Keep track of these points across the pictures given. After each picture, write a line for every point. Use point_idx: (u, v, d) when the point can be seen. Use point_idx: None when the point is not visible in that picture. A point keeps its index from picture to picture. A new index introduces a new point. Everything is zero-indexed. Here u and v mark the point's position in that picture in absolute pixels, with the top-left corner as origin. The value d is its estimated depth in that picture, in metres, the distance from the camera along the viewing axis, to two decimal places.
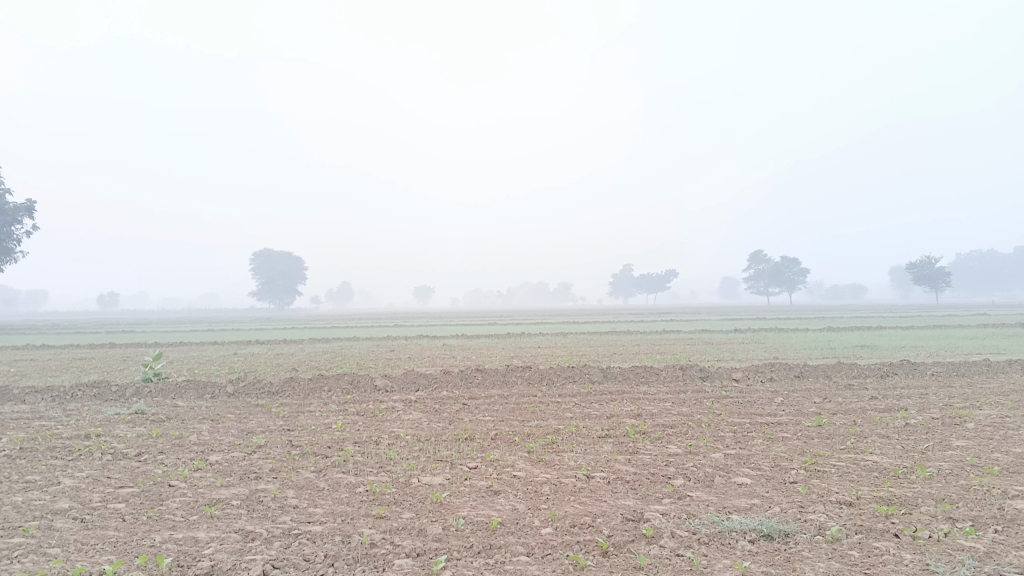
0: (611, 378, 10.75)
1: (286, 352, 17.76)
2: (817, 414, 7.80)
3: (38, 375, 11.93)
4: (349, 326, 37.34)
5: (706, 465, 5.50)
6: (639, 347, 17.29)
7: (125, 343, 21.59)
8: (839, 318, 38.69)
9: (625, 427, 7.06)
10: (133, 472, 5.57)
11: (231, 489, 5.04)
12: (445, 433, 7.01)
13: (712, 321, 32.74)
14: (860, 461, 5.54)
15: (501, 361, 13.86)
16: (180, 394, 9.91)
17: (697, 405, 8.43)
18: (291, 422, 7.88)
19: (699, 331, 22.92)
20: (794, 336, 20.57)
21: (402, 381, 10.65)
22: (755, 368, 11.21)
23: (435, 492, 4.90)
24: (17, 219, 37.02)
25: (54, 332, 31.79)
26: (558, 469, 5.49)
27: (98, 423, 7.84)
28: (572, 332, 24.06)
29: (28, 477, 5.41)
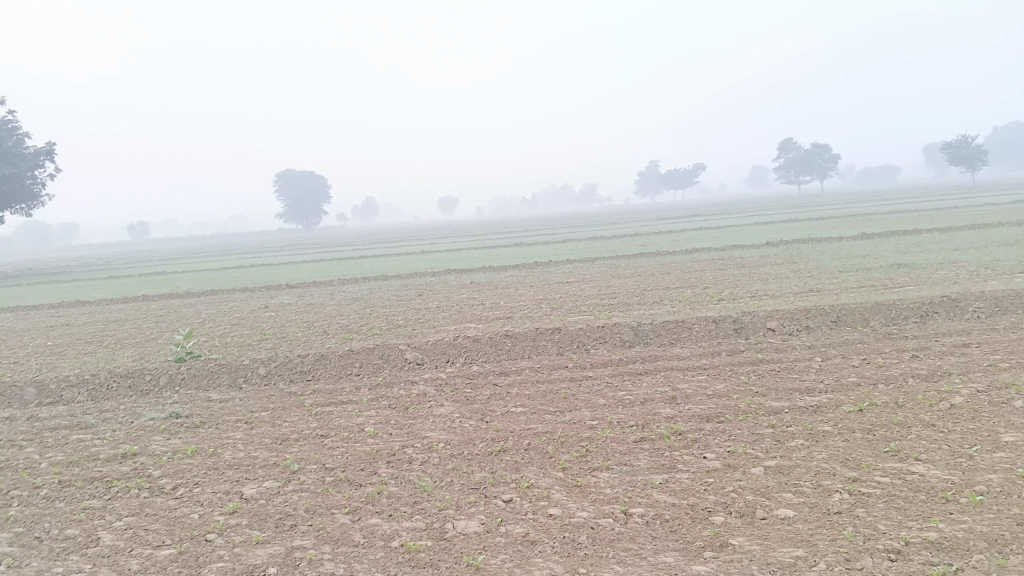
0: (643, 338, 10.54)
1: (314, 299, 17.65)
2: (857, 387, 7.58)
3: (70, 355, 11.93)
4: (375, 249, 37.17)
5: (745, 491, 5.39)
6: (669, 276, 16.96)
7: (154, 291, 21.59)
8: (871, 209, 37.74)
9: (661, 424, 6.91)
10: (171, 521, 5.51)
11: (267, 549, 5.01)
12: (478, 439, 6.93)
13: (741, 225, 32.08)
14: (906, 478, 5.36)
15: (529, 309, 13.66)
16: (212, 379, 9.86)
17: (733, 378, 8.24)
18: (324, 422, 7.82)
19: (729, 247, 22.43)
20: (827, 248, 20.05)
21: (432, 352, 10.53)
22: (790, 314, 10.92)
23: (472, 549, 4.86)
24: (38, 162, 36.86)
25: (85, 273, 31.94)
26: (595, 502, 5.41)
27: (135, 433, 7.75)
28: (600, 254, 23.67)
29: (67, 532, 5.42)
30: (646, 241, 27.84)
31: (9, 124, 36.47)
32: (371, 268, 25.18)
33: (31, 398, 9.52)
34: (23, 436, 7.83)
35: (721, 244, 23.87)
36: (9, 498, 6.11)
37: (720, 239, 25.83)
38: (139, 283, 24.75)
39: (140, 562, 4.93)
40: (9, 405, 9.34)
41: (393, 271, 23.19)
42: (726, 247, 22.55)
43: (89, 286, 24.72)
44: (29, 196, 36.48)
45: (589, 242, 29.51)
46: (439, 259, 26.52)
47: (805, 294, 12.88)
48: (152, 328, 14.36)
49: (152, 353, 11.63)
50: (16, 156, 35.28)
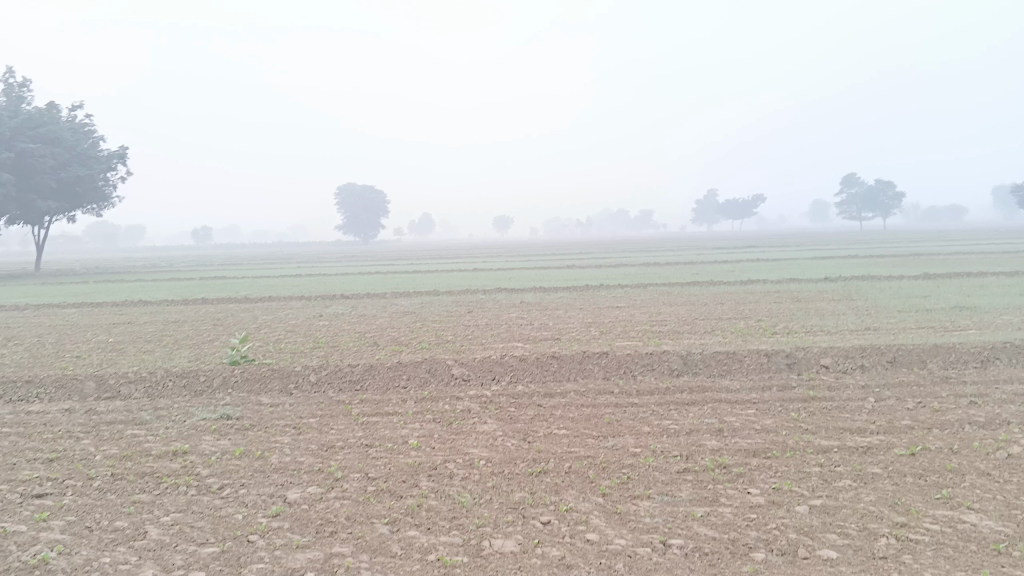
0: (692, 367, 10.44)
1: (365, 311, 17.85)
2: (911, 431, 7.39)
3: (129, 352, 12.29)
4: (431, 264, 37.50)
5: (789, 529, 5.29)
6: (721, 306, 16.80)
7: (213, 295, 22.11)
8: (934, 249, 36.77)
9: (706, 455, 6.83)
10: (216, 520, 5.63)
11: (307, 554, 5.10)
12: (519, 458, 6.94)
13: (798, 259, 31.58)
14: (956, 527, 5.21)
15: (577, 332, 13.65)
16: (264, 384, 10.07)
17: (781, 414, 8.10)
18: (369, 432, 7.91)
19: (785, 280, 22.04)
20: (887, 287, 19.58)
21: (479, 369, 10.58)
22: (845, 352, 10.71)
23: (508, 568, 4.87)
24: (111, 165, 38.35)
25: (149, 274, 32.84)
26: (634, 531, 5.36)
27: (186, 432, 7.94)
28: (653, 281, 23.46)
29: (116, 523, 5.57)
30: (699, 270, 27.52)
31: (86, 127, 37.96)
32: (423, 283, 25.39)
33: (90, 391, 9.80)
34: (80, 428, 8.09)
35: (777, 276, 23.52)
36: (64, 487, 6.31)
37: (776, 271, 25.44)
38: (198, 286, 25.32)
39: (183, 557, 5.05)
40: (69, 396, 9.64)
41: (445, 287, 23.40)
42: (783, 280, 22.20)
43: (151, 287, 25.41)
44: (101, 198, 37.81)
45: (643, 268, 29.37)
46: (491, 278, 26.63)
47: (862, 332, 12.60)
48: (209, 331, 14.71)
49: (206, 355, 11.91)
50: (90, 159, 36.71)
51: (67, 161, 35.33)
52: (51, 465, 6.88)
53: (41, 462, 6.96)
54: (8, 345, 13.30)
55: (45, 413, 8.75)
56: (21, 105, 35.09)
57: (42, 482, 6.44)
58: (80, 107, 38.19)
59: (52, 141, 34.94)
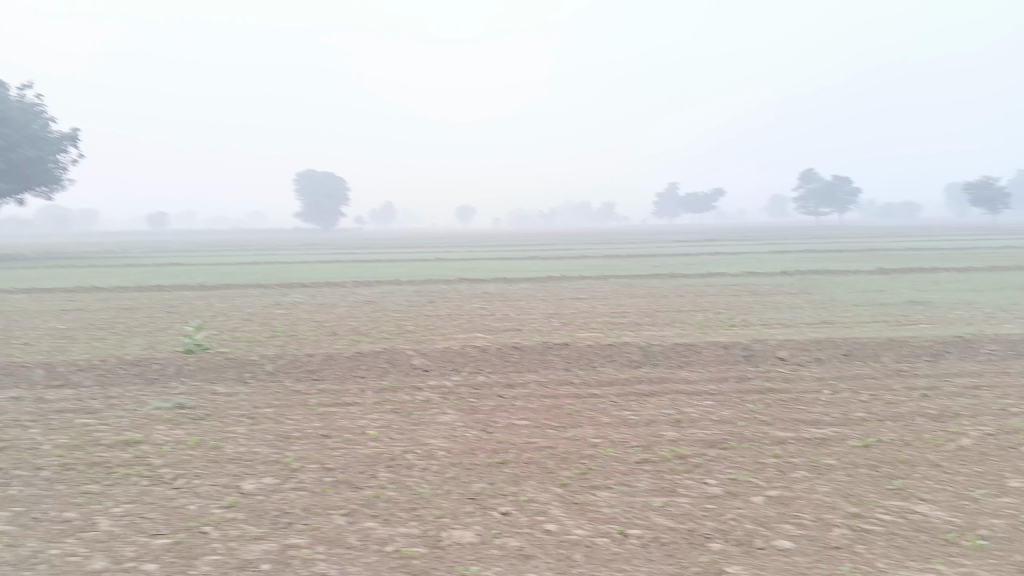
0: (652, 358, 10.51)
1: (325, 300, 17.67)
2: (864, 423, 7.52)
3: (80, 339, 12.00)
4: (392, 254, 37.21)
5: (745, 520, 5.34)
6: (682, 299, 16.92)
7: (169, 282, 21.70)
8: (888, 245, 37.45)
9: (664, 446, 6.87)
10: (168, 511, 5.51)
11: (263, 545, 5.02)
12: (479, 449, 6.91)
13: (758, 253, 31.95)
14: (908, 517, 5.31)
15: (538, 323, 13.65)
16: (220, 372, 9.90)
17: (739, 405, 8.19)
18: (327, 422, 7.82)
19: (744, 274, 22.30)
20: (843, 282, 19.90)
21: (439, 359, 10.52)
22: (802, 345, 10.86)
23: (466, 559, 4.84)
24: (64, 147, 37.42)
25: (103, 260, 32.17)
26: (593, 521, 5.37)
27: (139, 421, 7.77)
28: (615, 272, 23.57)
29: (64, 514, 5.43)
30: (659, 263, 27.73)
31: (37, 108, 36.92)
32: (383, 272, 25.20)
33: (39, 379, 9.56)
34: (28, 417, 7.88)
35: (737, 270, 23.77)
36: (10, 477, 6.13)
37: (736, 265, 25.70)
38: (154, 273, 24.86)
39: (134, 549, 4.93)
40: (17, 384, 9.39)
41: (406, 276, 23.23)
42: (743, 274, 22.45)
43: (105, 273, 24.88)
44: (52, 180, 36.85)
45: (604, 260, 29.47)
46: (453, 268, 26.51)
47: (818, 325, 12.79)
48: (164, 318, 14.43)
49: (161, 342, 11.69)
50: (42, 140, 35.74)
51: (17, 143, 34.39)
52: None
53: None
54: None
55: None
56: None
57: None
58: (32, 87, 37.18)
59: (1, 121, 34.00)
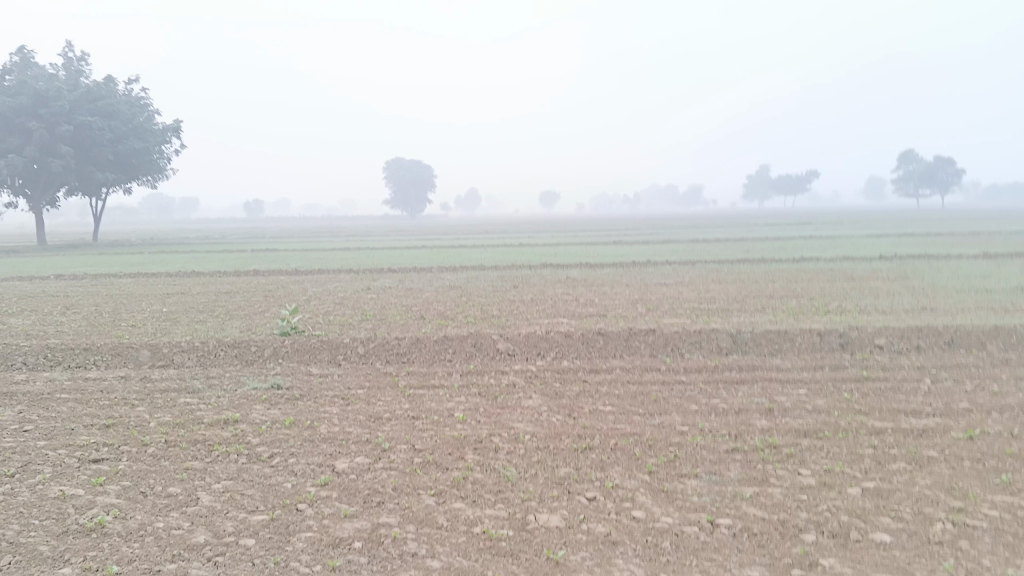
0: (741, 345, 10.29)
1: (412, 285, 17.94)
2: (969, 414, 7.18)
3: (182, 322, 12.54)
4: (478, 239, 37.44)
5: (840, 512, 5.18)
6: (772, 284, 16.48)
7: (263, 267, 22.40)
8: (993, 228, 35.53)
9: (755, 435, 6.72)
10: (266, 488, 5.72)
11: (355, 523, 5.16)
12: (565, 434, 6.91)
13: (853, 237, 30.82)
14: (1017, 513, 5.06)
15: (624, 308, 13.55)
16: (313, 355, 10.19)
17: (834, 394, 7.95)
18: (415, 404, 7.95)
19: (839, 259, 21.55)
20: (946, 267, 19.01)
21: (524, 344, 10.56)
22: (901, 332, 10.43)
23: (553, 543, 4.86)
24: (165, 138, 39.06)
25: (202, 246, 33.44)
26: (681, 509, 5.31)
27: (237, 401, 8.08)
28: (703, 257, 23.11)
29: (168, 489, 5.70)
30: (750, 247, 27.07)
31: (141, 100, 38.64)
32: (469, 258, 25.38)
33: (145, 359, 10.04)
34: (135, 395, 8.29)
35: (831, 255, 22.99)
36: (120, 452, 6.47)
37: (830, 249, 24.86)
38: (250, 259, 25.72)
39: (234, 523, 5.14)
40: (125, 364, 9.89)
41: (491, 262, 23.39)
42: (837, 258, 21.70)
43: (205, 258, 25.89)
44: (156, 169, 38.53)
45: (692, 245, 28.94)
46: (538, 253, 26.54)
47: (917, 312, 12.28)
48: (260, 302, 14.94)
49: (257, 325, 12.11)
50: (145, 131, 37.38)
51: (124, 134, 36.03)
52: (108, 431, 7.06)
53: (99, 428, 7.15)
54: (67, 313, 13.67)
55: (102, 380, 8.98)
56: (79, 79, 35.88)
57: (99, 447, 6.61)
58: (137, 81, 38.91)
59: (109, 114, 35.68)
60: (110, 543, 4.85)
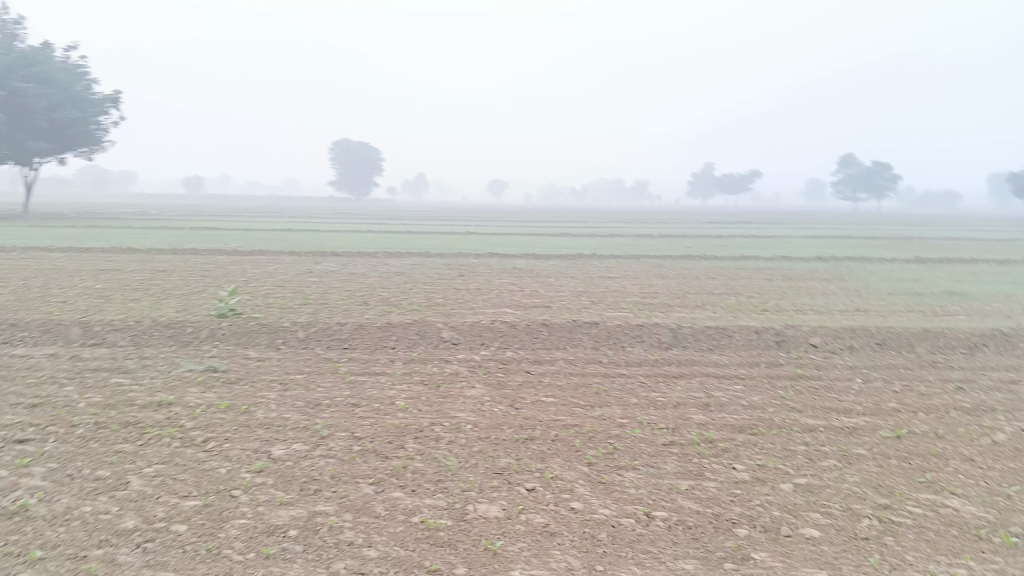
0: (681, 340, 10.44)
1: (356, 269, 17.73)
2: (897, 414, 7.42)
3: (116, 300, 12.17)
4: (424, 226, 37.20)
5: (772, 507, 5.30)
6: (713, 281, 16.75)
7: (203, 246, 21.87)
8: (926, 233, 36.63)
9: (692, 430, 6.83)
10: (199, 473, 5.60)
11: (290, 510, 5.08)
12: (506, 424, 6.92)
13: (792, 237, 31.50)
14: (939, 511, 5.24)
15: (568, 300, 13.61)
16: (252, 338, 10.01)
17: (770, 391, 8.12)
18: (356, 391, 7.87)
19: (779, 258, 22.00)
20: (879, 270, 19.57)
21: (468, 333, 10.52)
22: (835, 332, 10.70)
23: (491, 533, 4.86)
24: (104, 109, 37.87)
25: (138, 222, 32.45)
26: (618, 501, 5.36)
27: (172, 383, 7.88)
28: (647, 252, 23.38)
29: (97, 472, 5.53)
30: (693, 244, 27.48)
31: (79, 69, 37.37)
32: (414, 244, 25.17)
33: (76, 337, 9.72)
34: (64, 374, 8.03)
35: (771, 254, 23.47)
36: (46, 433, 6.26)
37: (770, 249, 25.39)
38: (188, 237, 25.08)
39: (165, 509, 5.01)
40: (54, 342, 9.56)
41: (437, 249, 23.25)
42: (777, 258, 22.14)
43: (140, 235, 25.14)
44: (93, 142, 37.29)
45: (637, 240, 29.21)
46: (484, 242, 26.46)
47: (851, 313, 12.61)
48: (198, 282, 14.59)
49: (195, 306, 11.81)
50: (83, 101, 36.15)
51: (59, 103, 34.79)
52: (34, 410, 6.83)
53: (24, 407, 6.91)
54: None
55: (29, 357, 8.67)
56: (13, 44, 34.56)
57: (24, 427, 6.38)
58: (74, 48, 37.53)
59: (44, 81, 34.43)
60: (33, 527, 4.69)
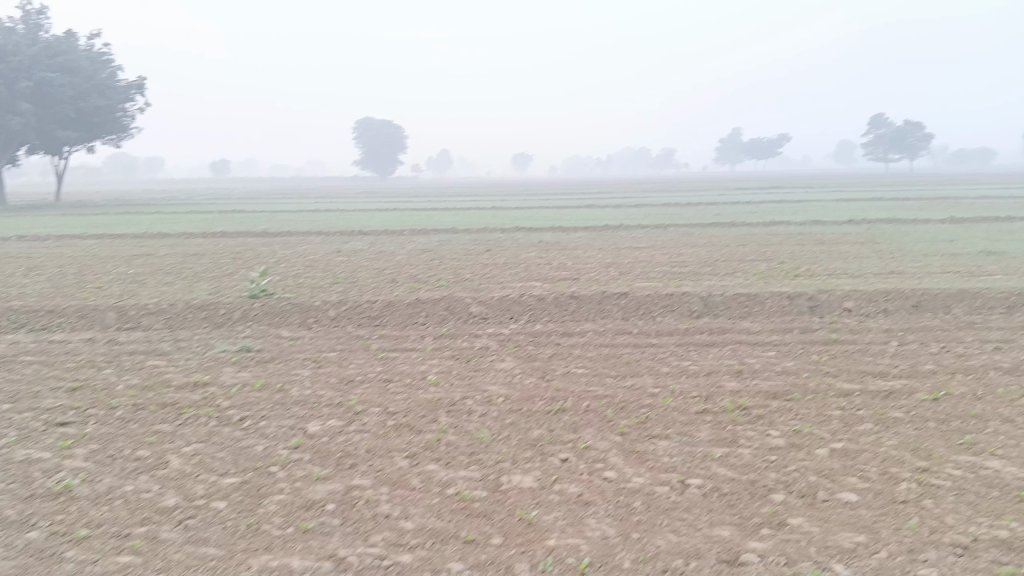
0: (712, 309, 10.36)
1: (383, 248, 17.79)
2: (933, 376, 7.31)
3: (149, 284, 12.34)
4: (450, 202, 37.16)
5: (808, 472, 5.26)
6: (743, 248, 16.58)
7: (232, 229, 22.05)
8: (961, 192, 35.93)
9: (725, 397, 6.79)
10: (236, 450, 5.68)
11: (326, 485, 5.14)
12: (537, 396, 6.93)
13: (823, 201, 31.05)
14: (979, 472, 5.17)
15: (597, 272, 13.56)
16: (284, 318, 10.10)
17: (803, 356, 8.04)
18: (388, 367, 7.93)
19: (809, 223, 21.71)
20: (913, 231, 19.24)
21: (497, 307, 10.53)
22: (868, 295, 10.55)
23: (526, 504, 4.88)
24: (130, 96, 38.17)
25: (168, 207, 32.78)
26: (652, 470, 5.36)
27: (206, 364, 7.99)
28: (675, 221, 23.20)
29: (137, 453, 5.62)
30: (721, 211, 27.20)
31: (104, 57, 37.68)
32: (439, 221, 25.18)
33: (112, 322, 9.88)
34: (102, 358, 8.17)
35: (801, 218, 23.16)
36: (87, 416, 6.38)
37: (799, 214, 25.05)
38: (218, 220, 25.29)
39: (205, 487, 5.10)
40: (91, 327, 9.72)
41: (463, 225, 23.24)
42: (807, 222, 21.85)
43: (170, 220, 25.41)
44: (120, 129, 37.63)
45: (665, 209, 28.94)
46: (511, 216, 26.39)
47: (885, 276, 12.43)
48: (229, 264, 14.72)
49: (226, 288, 11.93)
50: (108, 89, 36.45)
51: (86, 92, 35.13)
52: (74, 394, 6.95)
53: (65, 391, 7.05)
54: (29, 275, 13.38)
55: (68, 342, 8.83)
56: (38, 34, 34.90)
57: (65, 410, 6.51)
58: (98, 36, 37.80)
59: (70, 70, 34.77)
60: (78, 507, 4.79)
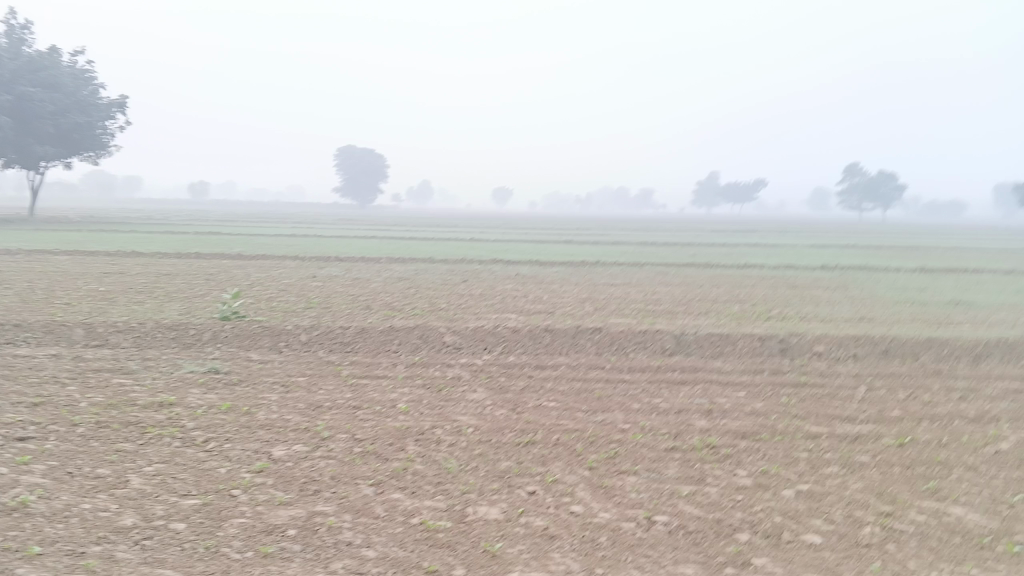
0: (684, 347, 10.42)
1: (359, 274, 17.73)
2: (900, 421, 7.38)
3: (120, 302, 12.19)
4: (429, 233, 37.21)
5: (774, 513, 5.27)
6: (717, 289, 16.74)
7: (207, 250, 21.90)
8: (932, 243, 36.55)
9: (694, 435, 6.80)
10: (199, 472, 5.59)
11: (289, 510, 5.07)
12: (507, 428, 6.90)
13: (797, 247, 31.51)
14: (941, 518, 5.21)
15: (572, 306, 13.61)
16: (254, 340, 10.02)
17: (773, 398, 8.10)
18: (358, 394, 7.87)
19: (783, 267, 21.98)
20: (884, 279, 19.52)
21: (470, 338, 10.51)
22: (839, 340, 10.67)
23: (491, 536, 4.84)
24: (111, 114, 38.05)
25: (143, 226, 32.51)
26: (619, 505, 5.34)
27: (173, 384, 7.88)
28: (651, 260, 23.39)
29: (97, 471, 5.52)
30: (698, 252, 27.48)
31: (87, 74, 37.60)
32: (418, 250, 25.18)
33: (79, 338, 9.74)
34: (66, 374, 8.04)
35: (775, 262, 23.46)
36: (47, 432, 6.26)
37: (774, 257, 25.36)
38: (193, 241, 25.10)
39: (164, 508, 5.00)
40: (57, 343, 9.57)
41: (441, 256, 23.27)
42: (781, 266, 22.11)
43: (145, 239, 25.19)
44: (99, 146, 37.45)
45: (641, 248, 29.20)
46: (489, 249, 26.46)
47: (855, 322, 12.58)
48: (202, 285, 14.59)
49: (198, 308, 11.82)
50: (90, 106, 36.32)
51: (66, 108, 34.98)
52: (35, 409, 6.83)
53: (26, 405, 6.92)
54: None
55: (32, 357, 8.68)
56: (21, 48, 34.80)
57: (25, 425, 6.38)
58: (83, 54, 37.72)
59: (52, 85, 34.63)
60: (32, 524, 4.68)
